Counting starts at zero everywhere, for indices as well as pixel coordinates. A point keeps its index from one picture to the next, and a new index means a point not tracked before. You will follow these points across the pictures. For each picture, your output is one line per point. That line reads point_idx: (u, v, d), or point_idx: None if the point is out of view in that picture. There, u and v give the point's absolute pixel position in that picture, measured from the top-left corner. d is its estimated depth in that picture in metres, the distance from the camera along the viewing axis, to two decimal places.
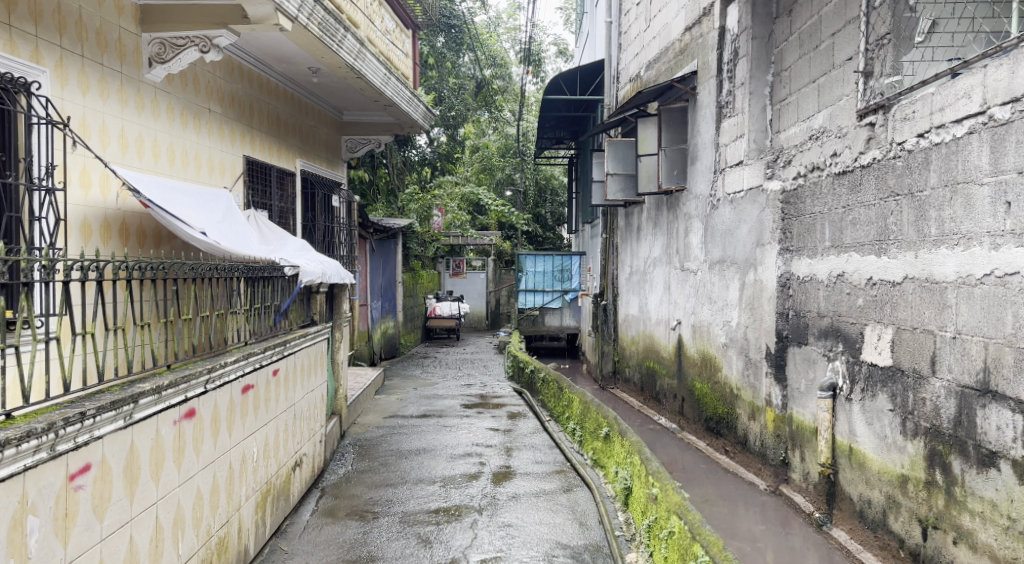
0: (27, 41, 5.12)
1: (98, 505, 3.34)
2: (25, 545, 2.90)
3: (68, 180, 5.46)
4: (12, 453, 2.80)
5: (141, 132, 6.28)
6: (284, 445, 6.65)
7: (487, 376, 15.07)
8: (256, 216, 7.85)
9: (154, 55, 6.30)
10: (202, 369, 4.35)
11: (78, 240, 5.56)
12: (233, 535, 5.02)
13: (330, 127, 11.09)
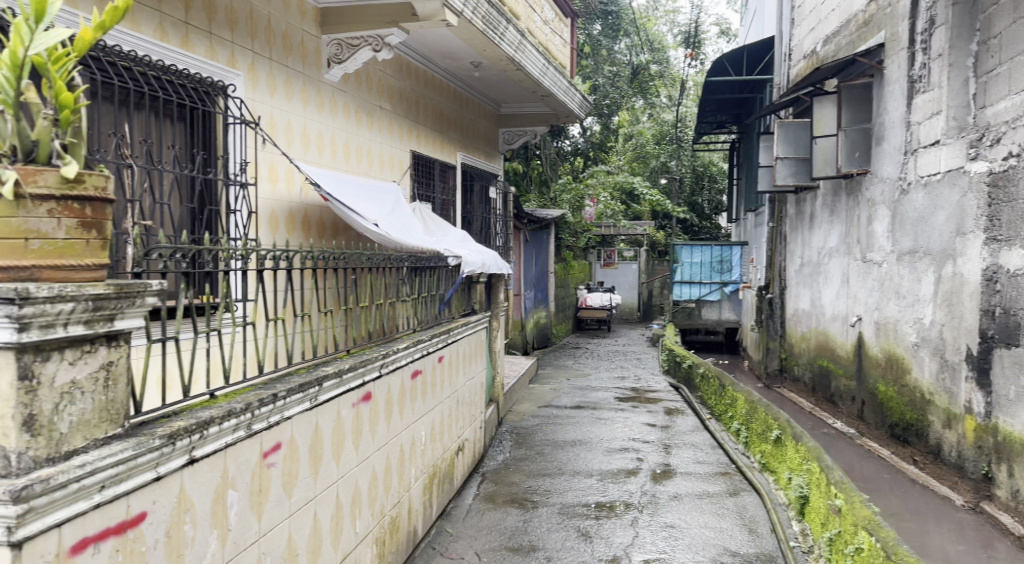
0: (225, 47, 5.36)
1: (287, 482, 3.38)
2: (227, 518, 2.90)
3: (260, 176, 5.69)
4: (217, 430, 2.78)
5: (321, 129, 6.46)
6: (448, 430, 6.70)
7: (642, 370, 14.73)
8: (421, 208, 7.97)
9: (332, 56, 6.47)
10: (378, 354, 4.40)
11: (267, 232, 5.79)
12: (404, 516, 5.07)
13: (487, 121, 11.13)
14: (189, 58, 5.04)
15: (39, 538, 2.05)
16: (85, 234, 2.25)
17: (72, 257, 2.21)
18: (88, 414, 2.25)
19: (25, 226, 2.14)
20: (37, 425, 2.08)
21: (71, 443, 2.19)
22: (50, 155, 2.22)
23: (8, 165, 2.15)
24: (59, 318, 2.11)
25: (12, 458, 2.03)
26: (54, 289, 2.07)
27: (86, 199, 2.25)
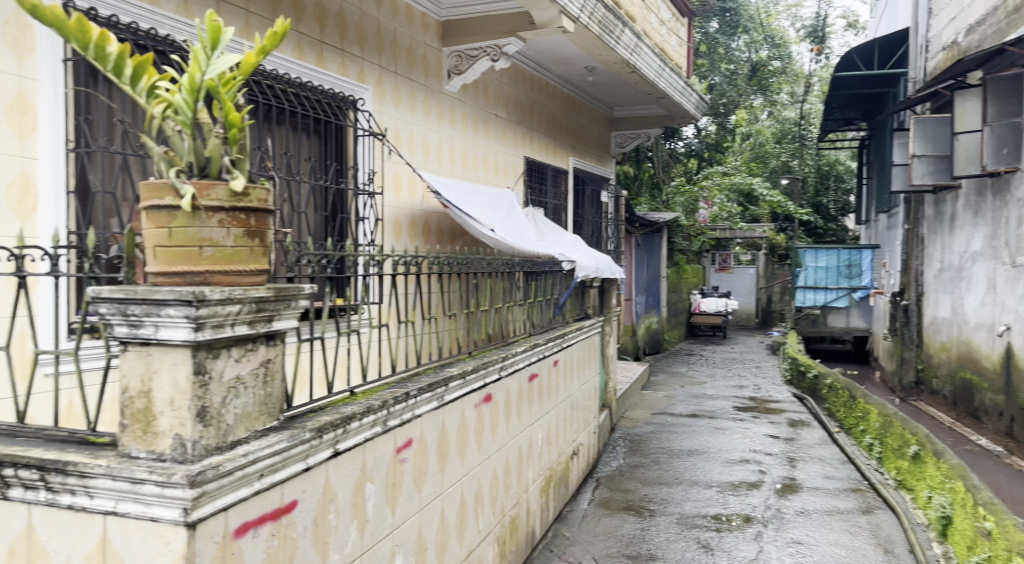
0: (355, 63, 5.58)
1: (417, 477, 3.46)
2: (366, 509, 2.97)
3: (385, 185, 5.89)
4: (358, 425, 2.84)
5: (441, 138, 6.61)
6: (564, 434, 6.70)
7: (761, 378, 14.26)
8: (533, 214, 8.04)
9: (452, 67, 6.62)
10: (498, 357, 4.46)
11: (391, 238, 5.98)
12: (523, 516, 5.11)
13: (600, 125, 11.09)
14: (324, 75, 5.28)
15: (209, 521, 2.10)
16: (251, 242, 2.32)
17: (238, 264, 2.28)
18: (249, 407, 2.31)
19: (200, 235, 2.22)
20: (209, 416, 2.15)
21: (236, 434, 2.25)
22: (220, 170, 2.28)
23: (185, 179, 2.23)
24: (228, 318, 2.18)
25: (186, 445, 2.11)
26: (225, 291, 2.14)
27: (252, 210, 2.30)
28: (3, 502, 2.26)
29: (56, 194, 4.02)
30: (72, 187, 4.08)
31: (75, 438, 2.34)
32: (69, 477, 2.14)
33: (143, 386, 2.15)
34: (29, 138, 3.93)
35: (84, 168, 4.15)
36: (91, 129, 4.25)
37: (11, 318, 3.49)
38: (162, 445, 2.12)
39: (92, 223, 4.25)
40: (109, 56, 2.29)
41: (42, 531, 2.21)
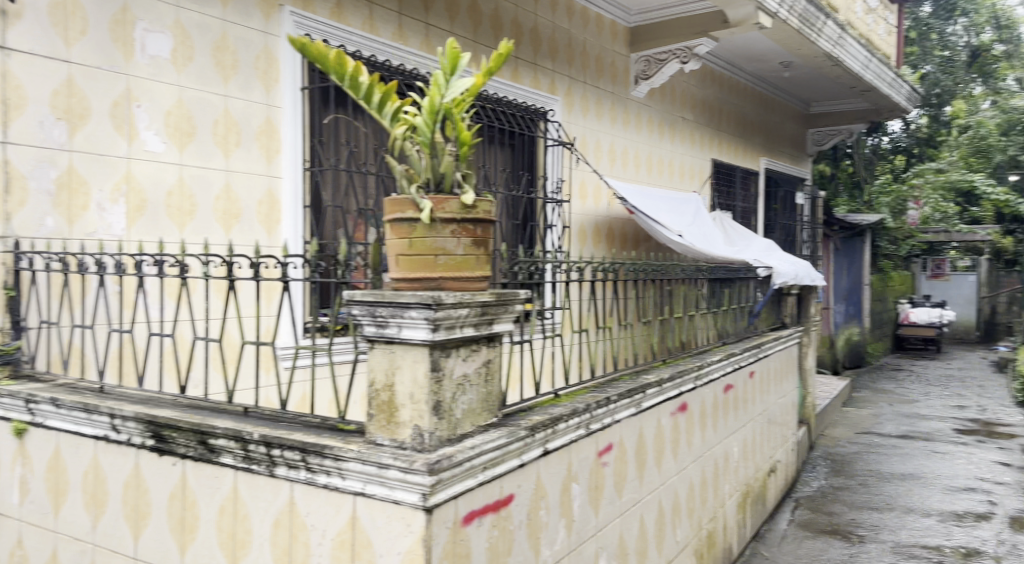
0: (546, 76, 6.12)
1: (618, 482, 3.51)
2: (572, 509, 3.07)
3: (572, 193, 6.35)
4: (565, 426, 2.94)
5: (626, 144, 6.97)
6: (761, 449, 6.48)
7: (986, 399, 12.92)
8: (721, 216, 7.91)
9: (639, 72, 7.00)
10: (694, 366, 4.40)
11: (576, 244, 6.44)
12: (720, 531, 5.00)
13: (796, 122, 10.66)
14: (519, 89, 5.83)
15: (443, 508, 2.28)
16: (477, 251, 2.48)
17: (466, 271, 2.45)
18: (474, 403, 2.48)
19: (435, 245, 2.41)
20: (442, 410, 2.34)
21: (463, 428, 2.43)
22: (453, 184, 2.47)
23: (423, 194, 2.43)
24: (458, 321, 2.35)
25: (424, 435, 2.31)
26: (458, 296, 2.32)
27: (479, 221, 2.46)
28: (270, 478, 2.58)
29: (295, 208, 4.62)
30: (308, 201, 4.68)
31: (326, 424, 2.62)
32: (325, 458, 2.40)
33: (386, 379, 2.38)
34: (275, 158, 4.55)
35: (317, 184, 4.74)
36: (325, 149, 4.85)
37: (261, 316, 4.17)
38: (404, 434, 2.33)
39: (324, 233, 4.85)
40: (360, 85, 2.56)
41: (303, 506, 2.50)
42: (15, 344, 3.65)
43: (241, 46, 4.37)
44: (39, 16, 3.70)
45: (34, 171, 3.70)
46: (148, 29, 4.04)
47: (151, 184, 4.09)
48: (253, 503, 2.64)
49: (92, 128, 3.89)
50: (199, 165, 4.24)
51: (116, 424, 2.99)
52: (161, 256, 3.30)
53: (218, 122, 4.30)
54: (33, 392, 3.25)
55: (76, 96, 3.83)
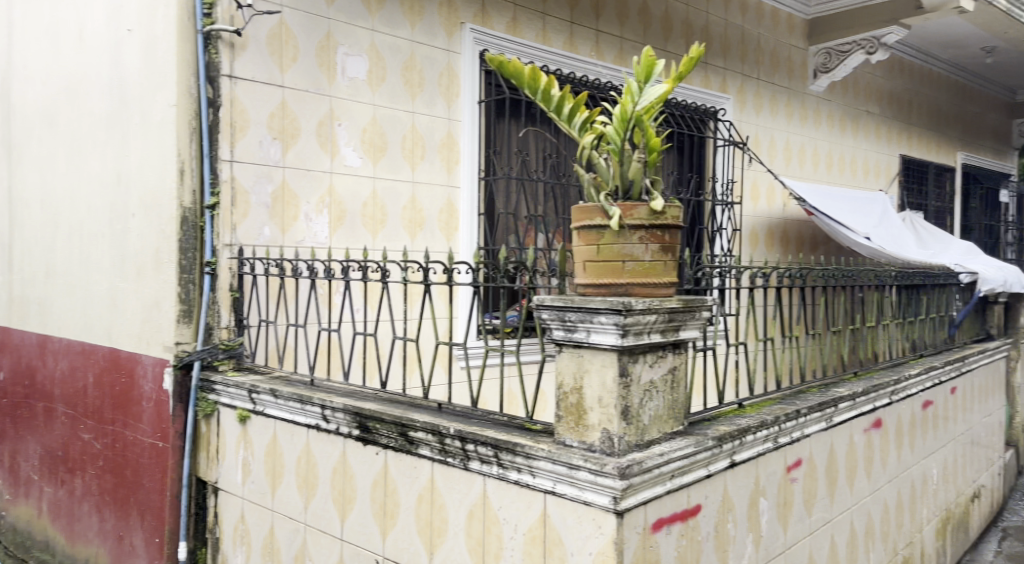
0: (718, 74, 6.13)
1: (807, 499, 3.37)
2: (760, 524, 2.99)
3: (744, 195, 6.35)
4: (753, 438, 2.86)
5: (803, 142, 6.86)
6: (964, 472, 5.98)
7: None
8: (911, 217, 7.47)
9: (820, 65, 6.82)
10: (889, 379, 4.14)
11: (748, 247, 6.44)
12: (917, 558, 4.67)
13: (1000, 113, 9.79)
14: (688, 89, 5.84)
15: (633, 512, 2.30)
16: (665, 257, 2.48)
17: (654, 277, 2.46)
18: (661, 409, 2.49)
19: (623, 251, 2.43)
20: (631, 415, 2.36)
21: (650, 434, 2.44)
22: (641, 191, 2.48)
23: (612, 202, 2.46)
24: (646, 327, 2.37)
25: (614, 439, 2.34)
26: (647, 302, 2.33)
27: (667, 227, 2.45)
28: (464, 471, 2.74)
29: (472, 217, 5.05)
30: (482, 209, 5.11)
31: (516, 424, 2.73)
32: (517, 456, 2.51)
33: (575, 382, 2.43)
34: (454, 169, 4.99)
35: (491, 193, 5.16)
36: (499, 159, 5.24)
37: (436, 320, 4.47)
38: (593, 437, 2.38)
39: (498, 239, 5.25)
40: (552, 97, 2.63)
41: (495, 500, 2.63)
42: (237, 341, 4.17)
43: (427, 64, 4.83)
44: (260, 46, 4.21)
45: (255, 186, 4.22)
46: (348, 53, 4.53)
47: (349, 196, 4.57)
48: (449, 494, 2.81)
49: (301, 146, 4.39)
50: (389, 177, 4.71)
51: (326, 415, 3.33)
52: (364, 263, 3.58)
53: (406, 136, 4.77)
54: (256, 384, 3.74)
55: (289, 118, 4.33)
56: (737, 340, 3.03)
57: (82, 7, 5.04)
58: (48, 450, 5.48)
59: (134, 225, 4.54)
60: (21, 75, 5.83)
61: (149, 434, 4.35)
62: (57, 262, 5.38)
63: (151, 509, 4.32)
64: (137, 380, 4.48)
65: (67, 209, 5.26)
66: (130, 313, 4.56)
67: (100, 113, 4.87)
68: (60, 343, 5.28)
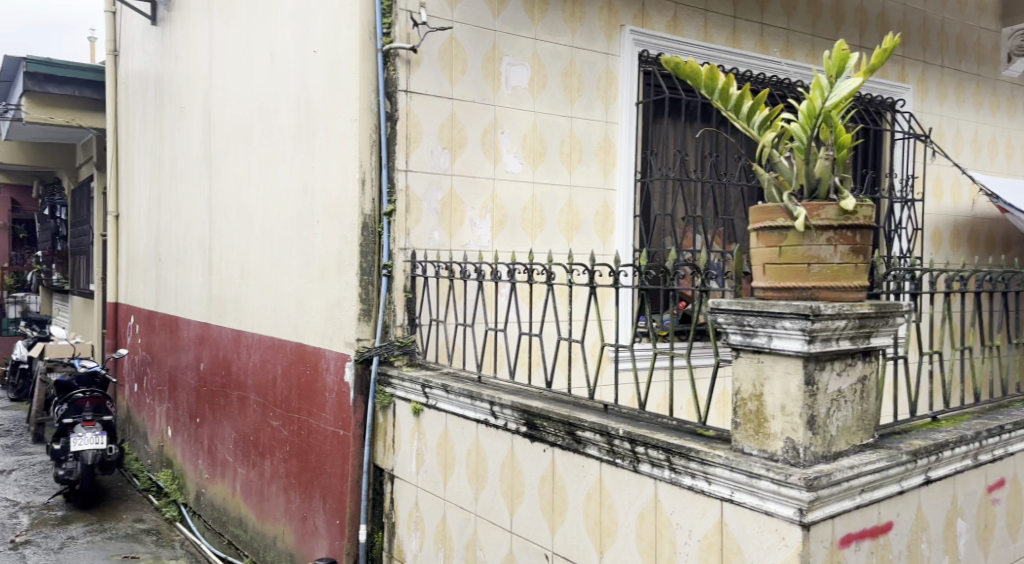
0: (896, 63, 5.74)
1: (1011, 523, 3.09)
2: (957, 546, 2.78)
3: (926, 191, 5.91)
4: (950, 454, 2.65)
5: (995, 133, 6.31)
6: None
7: None
8: None
9: (1015, 49, 6.28)
10: None
11: (931, 248, 5.99)
12: None
13: None
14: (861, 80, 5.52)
15: (820, 526, 2.21)
16: (856, 259, 2.35)
17: (843, 281, 2.34)
18: (849, 420, 2.36)
19: (809, 253, 2.33)
20: (817, 425, 2.25)
21: (838, 446, 2.32)
22: (829, 190, 2.37)
23: (796, 202, 2.36)
24: (835, 333, 2.26)
25: (798, 449, 2.24)
26: (837, 307, 2.22)
27: (858, 228, 2.33)
28: (634, 473, 2.74)
29: (628, 218, 5.01)
30: (638, 211, 5.06)
31: (689, 428, 2.68)
32: (691, 461, 2.47)
33: (755, 388, 2.36)
34: (611, 172, 4.98)
35: (648, 194, 5.11)
36: (657, 161, 5.16)
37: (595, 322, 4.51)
38: (775, 446, 2.30)
39: (653, 241, 5.16)
40: (730, 96, 2.60)
41: (668, 503, 2.61)
42: (411, 338, 4.38)
43: (587, 69, 4.84)
44: (433, 62, 4.37)
45: (427, 193, 4.39)
46: (512, 63, 4.61)
47: (511, 200, 4.66)
48: (620, 495, 2.82)
49: (468, 154, 4.51)
50: (548, 183, 4.77)
51: (495, 411, 3.42)
52: (529, 266, 3.62)
53: (564, 141, 4.81)
54: (428, 378, 3.90)
55: (457, 128, 4.47)
56: (932, 348, 2.82)
57: (272, 31, 5.45)
58: (242, 435, 5.97)
59: (318, 230, 4.86)
60: (220, 96, 6.38)
61: (331, 423, 4.65)
62: (251, 266, 5.85)
63: (333, 493, 4.61)
64: (320, 372, 4.80)
65: (258, 216, 5.71)
66: (314, 312, 4.88)
67: (288, 127, 5.25)
68: (253, 337, 5.74)
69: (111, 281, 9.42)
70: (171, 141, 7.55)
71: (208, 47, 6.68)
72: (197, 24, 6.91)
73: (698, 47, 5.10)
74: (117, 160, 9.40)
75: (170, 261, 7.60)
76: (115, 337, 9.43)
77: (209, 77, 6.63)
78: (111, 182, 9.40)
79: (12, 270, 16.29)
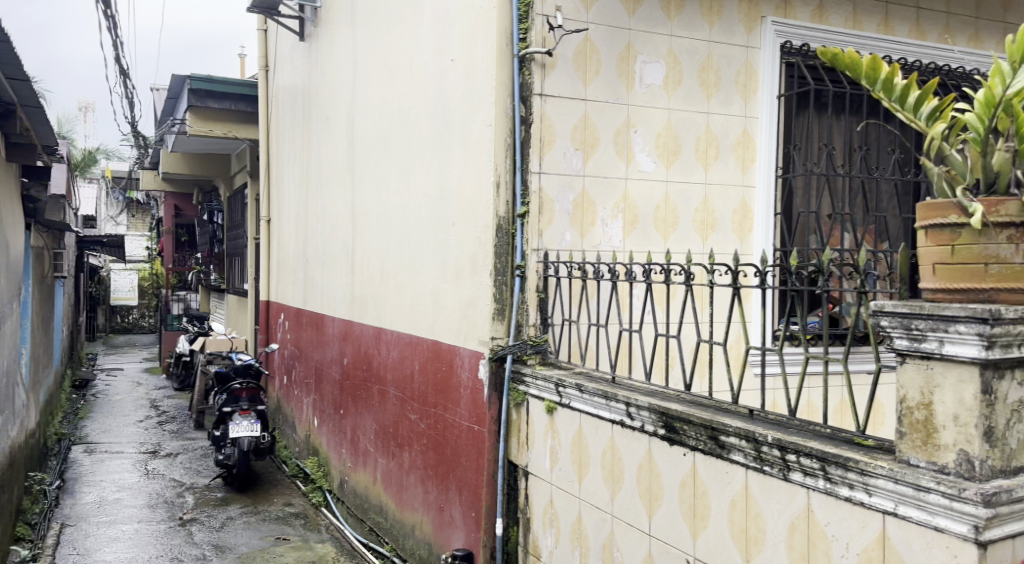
0: None
1: None
2: None
3: None
4: None
5: None
6: None
7: None
8: None
9: None
10: None
11: None
12: None
13: None
14: None
15: (998, 545, 2.05)
16: None
17: None
18: None
19: (986, 252, 2.18)
20: (996, 437, 2.08)
21: (1018, 461, 2.14)
22: (1009, 184, 2.22)
23: (971, 197, 2.23)
24: (1016, 339, 2.10)
25: (973, 462, 2.09)
26: (1019, 310, 2.06)
27: None
28: (784, 481, 2.65)
29: (767, 217, 4.84)
30: (779, 209, 4.87)
31: (845, 436, 2.57)
32: (849, 471, 2.36)
33: (923, 397, 2.22)
34: (750, 169, 4.82)
35: (790, 191, 4.89)
36: (802, 156, 4.94)
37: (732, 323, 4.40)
38: (945, 458, 2.15)
39: (796, 240, 4.94)
40: (895, 87, 2.49)
41: (821, 514, 2.51)
42: (543, 337, 4.41)
43: (725, 64, 4.71)
44: (567, 64, 4.37)
45: (559, 195, 4.40)
46: (647, 61, 4.54)
47: (643, 200, 4.60)
48: (768, 503, 2.73)
49: (600, 155, 4.48)
50: (682, 181, 4.67)
51: (631, 412, 3.38)
52: (662, 266, 3.55)
53: (700, 138, 4.70)
54: (562, 378, 3.91)
55: (590, 129, 4.45)
56: None
57: (411, 42, 5.64)
58: (382, 426, 6.19)
59: (453, 232, 4.97)
60: (362, 105, 6.65)
61: (466, 418, 4.76)
62: (390, 266, 6.07)
63: (469, 486, 4.71)
64: (455, 368, 4.92)
65: (397, 219, 5.91)
66: (449, 310, 5.00)
67: (426, 133, 5.40)
68: (392, 334, 5.95)
69: (263, 280, 10.04)
70: (317, 149, 7.95)
71: (351, 60, 6.98)
72: (341, 38, 7.25)
73: (847, 36, 4.88)
74: (267, 168, 10.00)
75: (316, 262, 8.00)
76: (266, 331, 10.03)
77: (352, 87, 6.94)
78: (263, 190, 10.01)
79: (176, 270, 17.64)
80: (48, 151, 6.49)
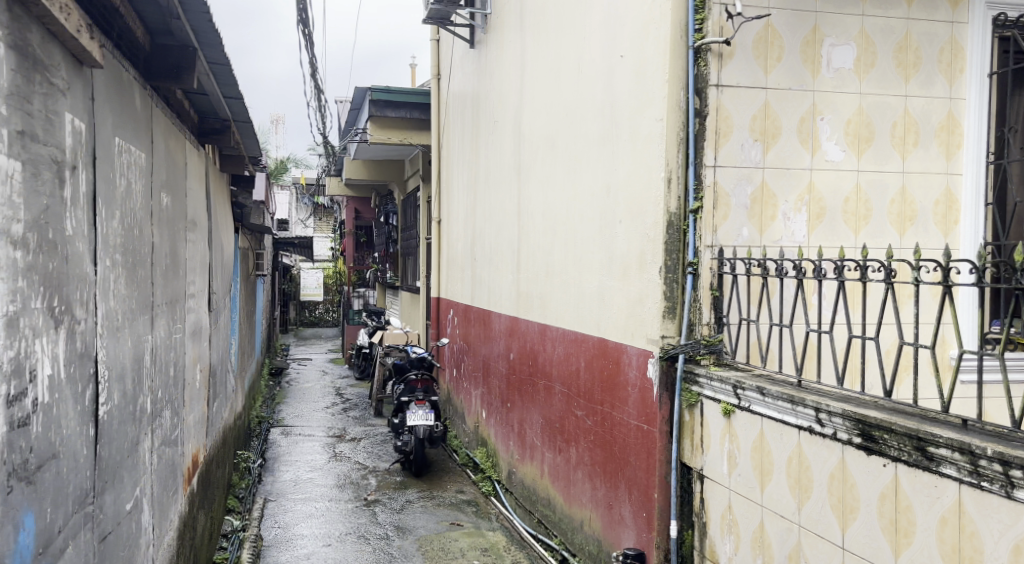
0: None
1: None
2: None
3: None
4: None
5: None
6: None
7: None
8: None
9: None
10: None
11: None
12: None
13: None
14: None
15: None
16: None
17: None
18: None
19: None
20: None
21: None
22: None
23: None
24: None
25: None
26: None
27: None
28: (1006, 500, 2.43)
29: (977, 207, 4.42)
30: (991, 198, 4.40)
31: None
32: None
33: None
34: (956, 155, 4.43)
35: (1006, 179, 4.37)
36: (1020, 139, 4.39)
37: (932, 324, 4.06)
38: None
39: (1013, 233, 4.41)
40: None
41: None
42: (718, 337, 4.25)
43: (926, 41, 4.35)
44: (746, 52, 4.20)
45: (736, 188, 4.25)
46: (835, 44, 4.27)
47: (831, 192, 4.34)
48: (987, 521, 2.51)
49: (782, 145, 4.27)
50: (875, 170, 4.37)
51: (821, 418, 3.19)
52: (847, 263, 3.30)
53: (897, 123, 4.37)
54: (741, 379, 3.77)
55: (771, 119, 4.24)
56: None
57: (580, 42, 5.63)
58: (549, 422, 6.24)
59: (621, 229, 4.92)
60: (530, 106, 6.74)
61: (635, 416, 4.71)
62: (555, 264, 6.09)
63: (640, 485, 4.64)
64: (623, 367, 4.87)
65: (564, 217, 5.93)
66: (617, 308, 4.95)
67: (593, 131, 5.37)
68: (558, 331, 5.98)
69: (435, 278, 10.42)
70: (486, 152, 8.13)
71: (519, 63, 7.08)
72: (510, 42, 7.37)
73: None
74: (439, 171, 10.36)
75: (484, 260, 8.19)
76: (438, 326, 10.40)
77: (520, 89, 7.04)
78: (434, 192, 10.40)
79: (356, 269, 18.68)
80: (253, 161, 7.07)
